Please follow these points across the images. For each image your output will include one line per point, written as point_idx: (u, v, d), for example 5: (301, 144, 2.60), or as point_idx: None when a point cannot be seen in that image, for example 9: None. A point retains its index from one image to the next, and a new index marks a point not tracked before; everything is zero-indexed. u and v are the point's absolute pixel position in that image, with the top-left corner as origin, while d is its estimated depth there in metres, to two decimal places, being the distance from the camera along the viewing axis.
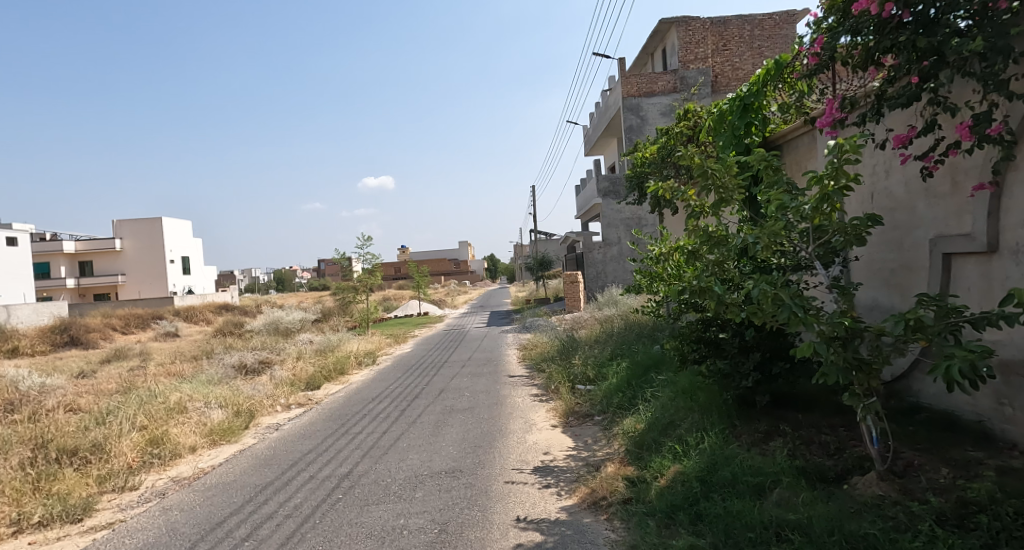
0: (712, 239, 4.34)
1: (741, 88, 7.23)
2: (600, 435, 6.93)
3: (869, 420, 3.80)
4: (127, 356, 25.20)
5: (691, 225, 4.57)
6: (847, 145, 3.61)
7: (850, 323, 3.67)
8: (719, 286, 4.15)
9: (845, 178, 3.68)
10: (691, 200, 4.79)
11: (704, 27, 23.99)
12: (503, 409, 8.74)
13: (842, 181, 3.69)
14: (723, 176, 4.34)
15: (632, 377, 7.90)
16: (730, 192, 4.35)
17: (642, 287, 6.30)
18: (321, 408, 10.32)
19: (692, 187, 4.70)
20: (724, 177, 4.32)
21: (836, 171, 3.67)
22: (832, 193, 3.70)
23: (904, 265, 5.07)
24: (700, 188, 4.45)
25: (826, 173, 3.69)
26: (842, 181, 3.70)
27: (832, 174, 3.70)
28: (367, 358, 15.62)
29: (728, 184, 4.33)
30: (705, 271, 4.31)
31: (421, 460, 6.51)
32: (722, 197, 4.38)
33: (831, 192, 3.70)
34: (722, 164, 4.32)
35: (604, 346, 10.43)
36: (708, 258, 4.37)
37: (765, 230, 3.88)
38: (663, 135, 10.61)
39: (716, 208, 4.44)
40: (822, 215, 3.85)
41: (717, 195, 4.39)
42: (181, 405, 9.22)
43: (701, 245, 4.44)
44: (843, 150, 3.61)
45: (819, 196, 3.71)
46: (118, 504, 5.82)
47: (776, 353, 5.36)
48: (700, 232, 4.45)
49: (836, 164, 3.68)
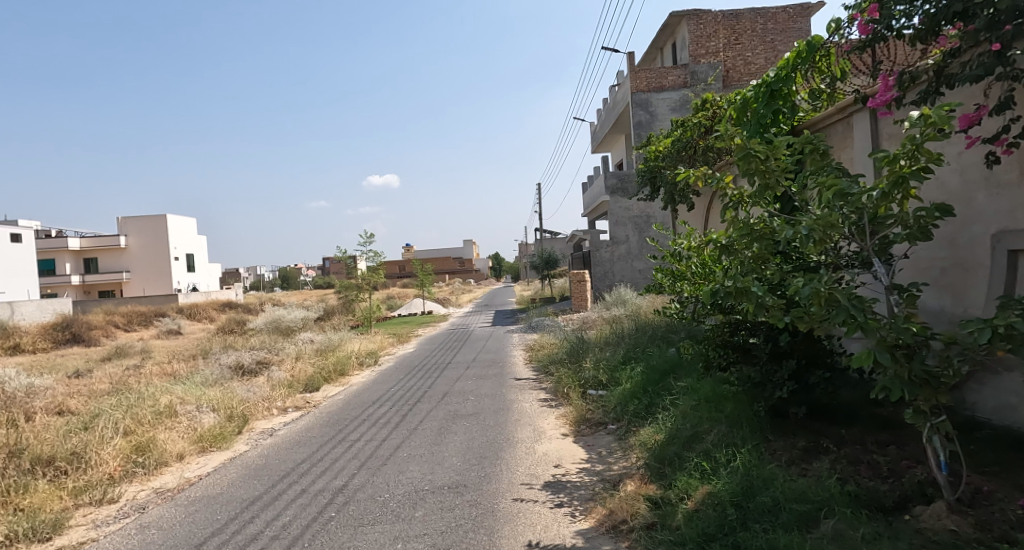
0: (754, 232, 3.78)
1: (767, 73, 6.82)
2: (615, 446, 6.45)
3: (936, 441, 3.28)
4: (127, 355, 24.86)
5: (729, 216, 4.03)
6: (935, 120, 3.10)
7: (917, 328, 3.15)
8: (760, 286, 3.64)
9: (923, 158, 3.18)
10: (727, 189, 4.26)
11: (716, 21, 23.50)
12: (510, 415, 8.26)
13: (920, 162, 3.19)
14: (768, 160, 3.84)
15: (648, 383, 7.43)
16: (776, 177, 3.85)
17: (663, 286, 5.75)
18: (319, 411, 9.88)
19: (730, 173, 4.21)
20: (772, 161, 3.81)
21: (916, 150, 3.16)
22: (908, 176, 3.20)
23: (956, 263, 4.58)
24: (741, 173, 3.95)
25: (901, 153, 3.20)
26: (920, 162, 3.20)
27: (909, 155, 3.20)
28: (368, 358, 15.19)
29: (774, 168, 3.83)
30: (741, 267, 3.85)
31: (422, 472, 6.03)
32: (766, 183, 3.87)
33: (908, 175, 3.20)
34: (768, 145, 3.81)
35: (616, 348, 9.94)
36: (747, 254, 3.85)
37: (819, 219, 3.37)
38: (679, 128, 10.27)
39: (759, 196, 3.92)
40: (889, 205, 3.34)
41: (761, 182, 3.89)
42: (171, 408, 8.77)
43: (739, 239, 3.89)
44: (928, 123, 3.10)
45: (892, 179, 3.22)
46: (94, 520, 5.36)
47: (813, 360, 4.88)
48: (740, 223, 3.93)
49: (916, 143, 3.17)
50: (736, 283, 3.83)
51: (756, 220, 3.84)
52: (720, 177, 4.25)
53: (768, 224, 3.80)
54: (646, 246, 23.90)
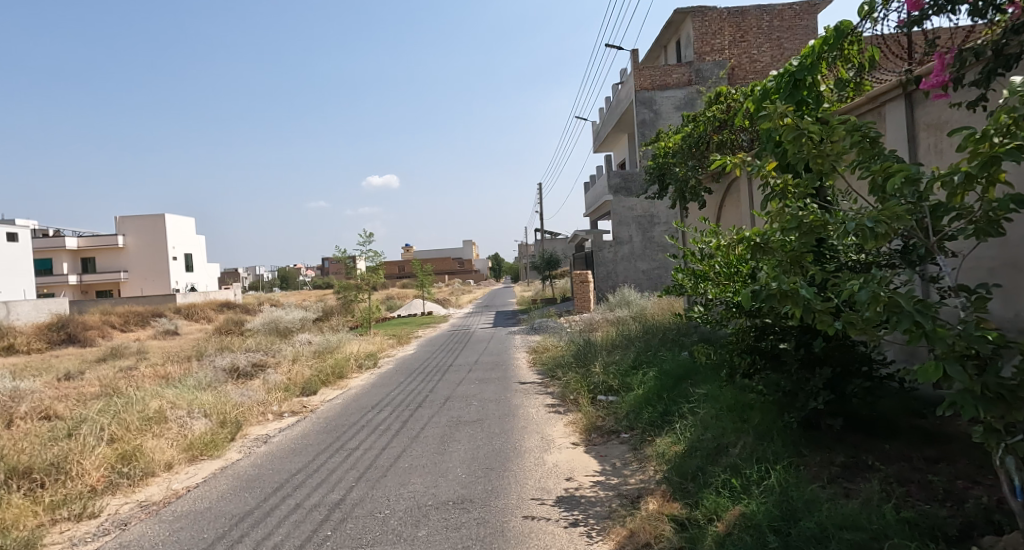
0: (804, 225, 3.38)
1: (790, 62, 6.44)
2: (630, 457, 6.06)
3: (1009, 464, 2.88)
4: (123, 356, 24.48)
5: (775, 207, 3.62)
6: None
7: (994, 336, 2.76)
8: (809, 287, 3.22)
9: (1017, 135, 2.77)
10: (769, 177, 3.87)
11: (721, 18, 23.14)
12: (516, 422, 7.88)
13: (1013, 141, 2.78)
14: (823, 143, 3.47)
15: (663, 389, 7.06)
16: (830, 163, 3.47)
17: (683, 287, 5.34)
18: (316, 417, 9.49)
19: (773, 159, 3.82)
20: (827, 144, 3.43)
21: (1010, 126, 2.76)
22: (1000, 156, 2.76)
23: (1009, 264, 4.21)
24: (791, 157, 3.56)
25: (992, 129, 2.80)
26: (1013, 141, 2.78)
27: (999, 131, 2.80)
28: (367, 360, 14.81)
29: (830, 152, 3.45)
30: (781, 265, 3.45)
31: (424, 485, 5.65)
32: (819, 169, 3.47)
33: (999, 155, 2.76)
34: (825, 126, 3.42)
35: (625, 351, 9.56)
36: (793, 249, 3.45)
37: (884, 210, 2.96)
38: (691, 123, 9.92)
39: (809, 184, 3.51)
40: (967, 192, 2.94)
41: (812, 167, 3.51)
42: (161, 414, 8.38)
43: (787, 232, 3.47)
44: None
45: (981, 162, 2.80)
46: (70, 538, 4.98)
47: (848, 368, 4.53)
48: (786, 215, 3.53)
49: (1010, 118, 2.77)
50: (774, 281, 3.45)
51: (802, 212, 3.45)
52: (762, 163, 3.87)
53: (819, 217, 3.41)
54: (650, 247, 23.48)
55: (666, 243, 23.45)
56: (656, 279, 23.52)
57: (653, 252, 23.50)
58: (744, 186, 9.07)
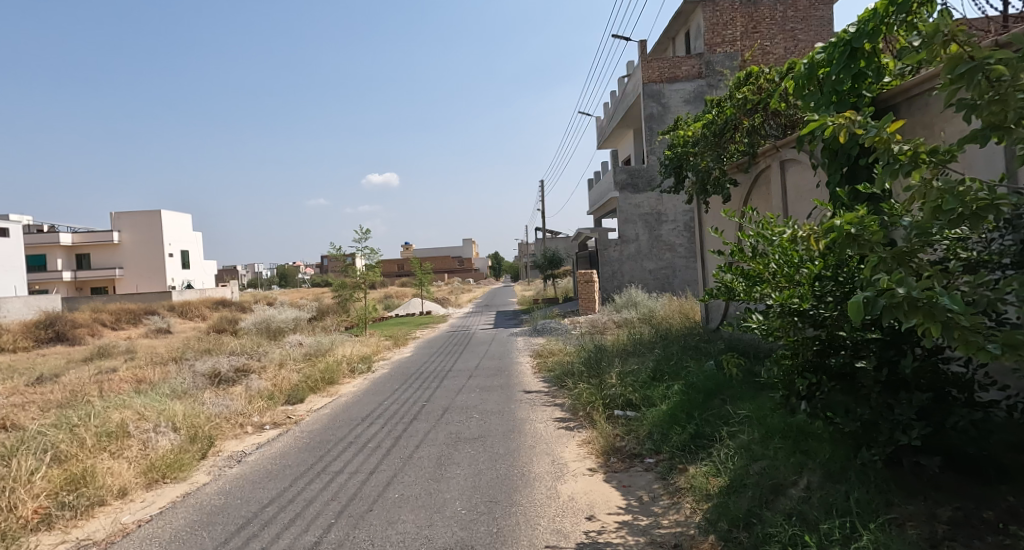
0: (966, 213, 2.77)
1: (845, 29, 5.53)
2: (658, 488, 5.15)
3: None
4: (110, 356, 23.51)
5: (922, 181, 2.93)
6: None
7: None
8: (958, 295, 2.35)
9: None
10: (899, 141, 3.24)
11: (734, 7, 21.96)
12: (522, 440, 6.98)
13: None
14: (1004, 84, 2.85)
15: (692, 407, 6.17)
16: (1014, 113, 2.84)
17: (725, 291, 4.35)
18: (299, 430, 8.57)
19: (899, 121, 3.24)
20: (1011, 85, 2.81)
21: None
22: None
23: None
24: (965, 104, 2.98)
25: None
26: None
27: None
28: (361, 364, 13.86)
29: (1015, 97, 2.81)
30: (885, 262, 2.83)
31: (417, 525, 4.76)
32: (991, 121, 2.92)
33: None
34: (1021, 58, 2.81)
35: (644, 359, 8.65)
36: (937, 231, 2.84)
37: None
38: (715, 108, 9.06)
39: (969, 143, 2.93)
40: None
41: (984, 119, 2.93)
42: (124, 428, 7.46)
43: (927, 213, 2.85)
44: None
45: None
46: None
47: (939, 392, 3.68)
48: (931, 191, 2.88)
49: None
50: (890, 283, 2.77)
51: (958, 186, 2.83)
52: (881, 127, 3.25)
53: (979, 195, 2.77)
54: (657, 246, 22.55)
55: (674, 242, 22.52)
56: (664, 280, 22.59)
57: (660, 251, 22.55)
58: (775, 175, 8.19)
